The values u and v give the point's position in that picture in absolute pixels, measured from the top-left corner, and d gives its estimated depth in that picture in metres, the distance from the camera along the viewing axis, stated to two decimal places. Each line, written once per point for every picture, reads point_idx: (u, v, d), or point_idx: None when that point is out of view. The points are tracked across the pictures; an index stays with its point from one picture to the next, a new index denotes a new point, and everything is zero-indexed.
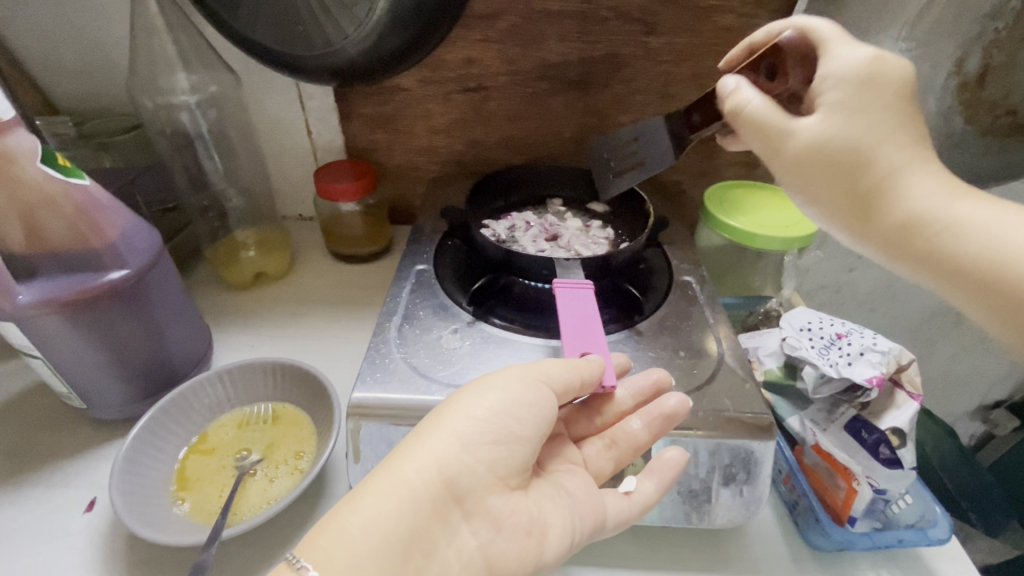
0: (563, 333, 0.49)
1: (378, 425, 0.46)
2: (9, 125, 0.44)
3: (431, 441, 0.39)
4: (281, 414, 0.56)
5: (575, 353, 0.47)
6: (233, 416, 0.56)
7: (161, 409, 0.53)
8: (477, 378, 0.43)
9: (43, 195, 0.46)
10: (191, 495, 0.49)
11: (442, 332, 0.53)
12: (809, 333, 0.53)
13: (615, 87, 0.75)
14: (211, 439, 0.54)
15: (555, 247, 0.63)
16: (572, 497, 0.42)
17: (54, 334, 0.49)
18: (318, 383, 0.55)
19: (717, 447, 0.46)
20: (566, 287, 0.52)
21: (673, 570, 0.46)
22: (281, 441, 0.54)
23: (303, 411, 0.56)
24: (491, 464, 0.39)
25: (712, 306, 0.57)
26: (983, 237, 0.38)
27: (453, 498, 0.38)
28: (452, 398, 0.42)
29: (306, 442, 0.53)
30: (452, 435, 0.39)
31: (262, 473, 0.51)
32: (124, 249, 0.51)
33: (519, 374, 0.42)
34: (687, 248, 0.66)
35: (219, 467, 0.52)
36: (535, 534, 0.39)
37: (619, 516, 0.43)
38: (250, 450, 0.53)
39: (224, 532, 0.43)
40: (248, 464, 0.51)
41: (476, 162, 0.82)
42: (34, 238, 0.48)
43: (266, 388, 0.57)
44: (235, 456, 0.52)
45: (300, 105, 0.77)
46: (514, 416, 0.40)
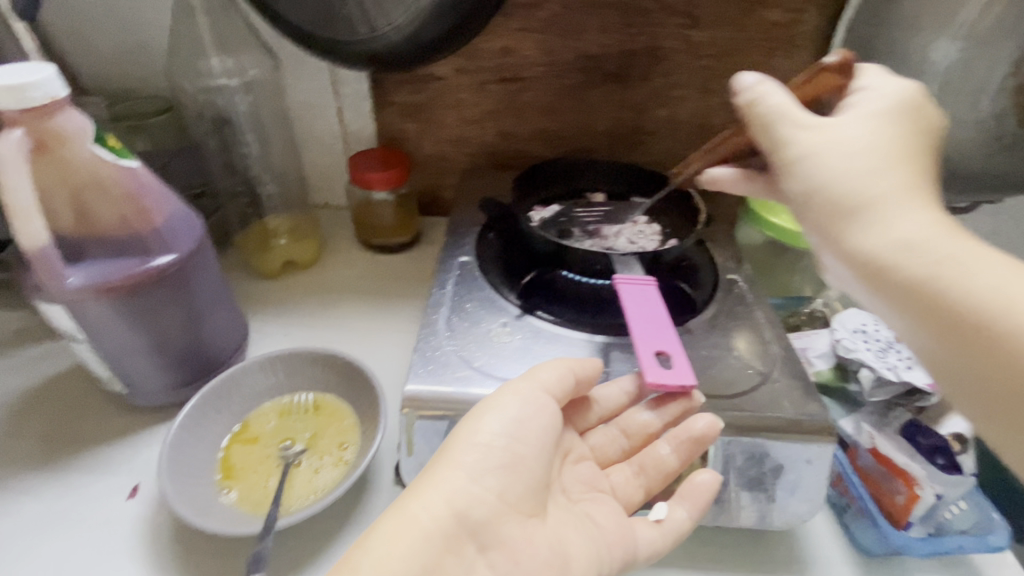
0: (635, 332, 0.45)
1: (432, 420, 0.45)
2: (62, 103, 0.42)
3: (438, 478, 0.39)
4: (323, 405, 0.55)
5: (651, 352, 0.44)
6: (274, 405, 0.55)
7: (206, 395, 0.52)
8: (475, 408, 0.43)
9: (91, 176, 0.45)
10: (238, 485, 0.49)
11: (491, 326, 0.52)
12: (863, 335, 0.52)
13: (655, 81, 0.74)
14: (253, 428, 0.53)
15: (604, 243, 0.59)
16: (596, 528, 0.42)
17: (98, 320, 0.48)
18: (361, 377, 0.54)
19: (732, 443, 0.45)
20: (629, 284, 0.49)
21: (722, 570, 0.46)
22: (323, 431, 0.53)
23: (346, 403, 0.55)
24: (500, 491, 0.39)
25: (761, 305, 0.57)
26: (949, 285, 0.33)
27: (467, 531, 0.38)
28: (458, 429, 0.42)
29: (349, 433, 0.53)
30: (460, 469, 0.39)
31: (307, 464, 0.50)
32: (169, 233, 0.50)
33: (515, 388, 0.42)
34: (729, 245, 0.65)
35: (263, 457, 0.51)
36: (557, 564, 0.39)
37: (650, 547, 0.42)
38: (294, 439, 0.52)
39: (279, 523, 0.43)
40: (291, 455, 0.51)
41: (509, 154, 0.81)
42: (81, 222, 0.46)
43: (306, 378, 0.57)
44: (279, 446, 0.52)
45: (333, 92, 0.76)
46: (513, 438, 0.41)
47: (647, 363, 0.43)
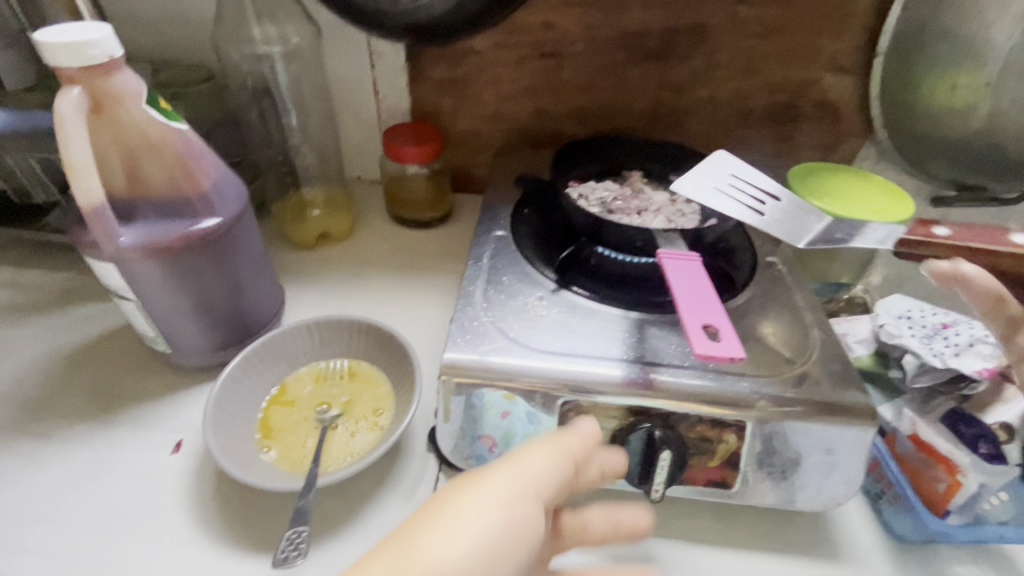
0: (681, 302, 0.45)
1: (471, 386, 0.45)
2: (118, 64, 0.43)
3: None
4: (358, 372, 0.56)
5: (697, 323, 0.43)
6: (310, 370, 0.56)
7: (246, 357, 0.54)
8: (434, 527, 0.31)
9: (143, 137, 0.46)
10: (276, 445, 0.50)
11: (528, 299, 0.52)
12: (908, 321, 0.52)
13: (697, 59, 0.72)
14: (291, 391, 0.54)
15: (644, 218, 0.57)
16: None
17: (147, 281, 0.50)
18: (398, 346, 0.55)
19: (757, 429, 0.44)
20: (672, 258, 0.49)
21: (750, 548, 0.47)
22: (358, 397, 0.54)
23: (381, 371, 0.56)
24: None
25: (801, 288, 0.55)
26: None
27: None
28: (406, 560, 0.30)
29: (385, 400, 0.54)
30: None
31: (343, 427, 0.51)
32: (215, 197, 0.50)
33: (494, 491, 0.33)
34: (769, 229, 0.64)
35: (300, 419, 0.52)
36: None
37: None
38: (330, 404, 0.54)
39: (319, 481, 0.44)
40: (326, 419, 0.52)
41: (543, 132, 0.80)
42: (133, 182, 0.48)
43: (342, 345, 0.57)
44: (316, 409, 0.53)
45: (369, 64, 0.76)
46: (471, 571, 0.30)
47: (693, 334, 0.42)
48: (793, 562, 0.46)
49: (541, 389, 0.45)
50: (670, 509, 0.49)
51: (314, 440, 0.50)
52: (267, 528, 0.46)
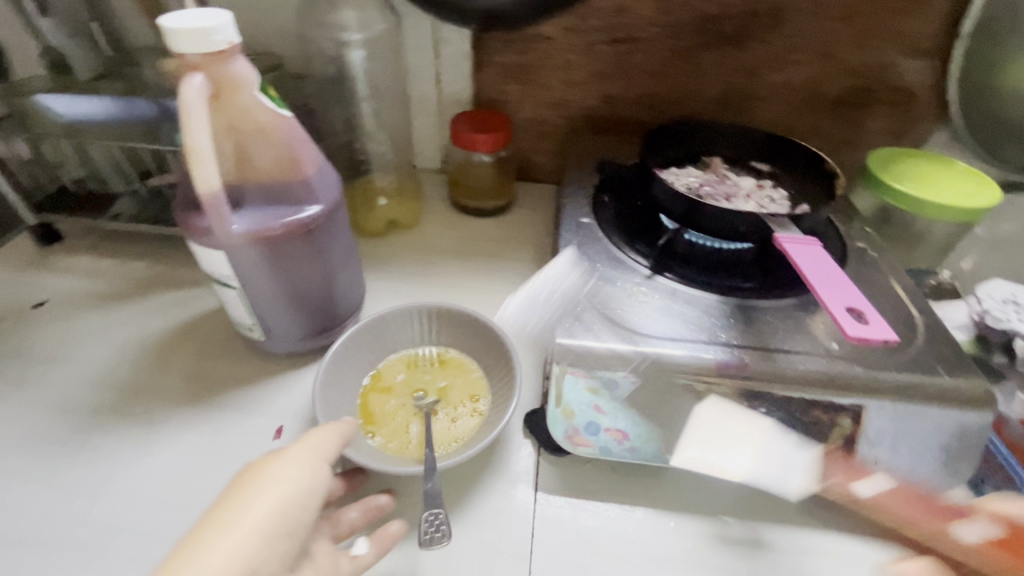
0: (817, 288, 0.45)
1: (586, 370, 0.45)
2: (237, 50, 0.43)
3: (198, 555, 0.33)
4: (449, 360, 0.56)
5: (840, 307, 0.43)
6: (401, 357, 0.57)
7: (345, 340, 0.54)
8: (247, 480, 0.38)
9: (255, 124, 0.46)
10: (381, 431, 0.50)
11: (627, 285, 0.52)
12: (1013, 305, 0.53)
13: (771, 43, 0.71)
14: (386, 378, 0.55)
15: (735, 202, 0.57)
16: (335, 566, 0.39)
17: (251, 268, 0.50)
18: (489, 333, 0.55)
19: (876, 412, 0.44)
20: (790, 243, 0.48)
21: (857, 531, 0.47)
22: (453, 383, 0.54)
23: (472, 359, 0.56)
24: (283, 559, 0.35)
25: (895, 273, 0.55)
26: None
27: None
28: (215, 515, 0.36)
29: (479, 386, 0.54)
30: (212, 554, 0.33)
31: (444, 413, 0.52)
32: (317, 184, 0.51)
33: (300, 457, 0.39)
34: (851, 214, 0.63)
35: (399, 406, 0.53)
36: None
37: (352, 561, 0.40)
38: (425, 390, 0.54)
39: (439, 465, 0.45)
40: (426, 405, 0.52)
41: (609, 118, 0.80)
42: (241, 170, 0.48)
43: (431, 332, 0.58)
44: (413, 396, 0.53)
45: (434, 51, 0.75)
46: (285, 516, 0.36)
47: (840, 318, 0.42)
48: (903, 545, 0.46)
49: (655, 374, 0.45)
50: (770, 493, 0.50)
51: (420, 424, 0.51)
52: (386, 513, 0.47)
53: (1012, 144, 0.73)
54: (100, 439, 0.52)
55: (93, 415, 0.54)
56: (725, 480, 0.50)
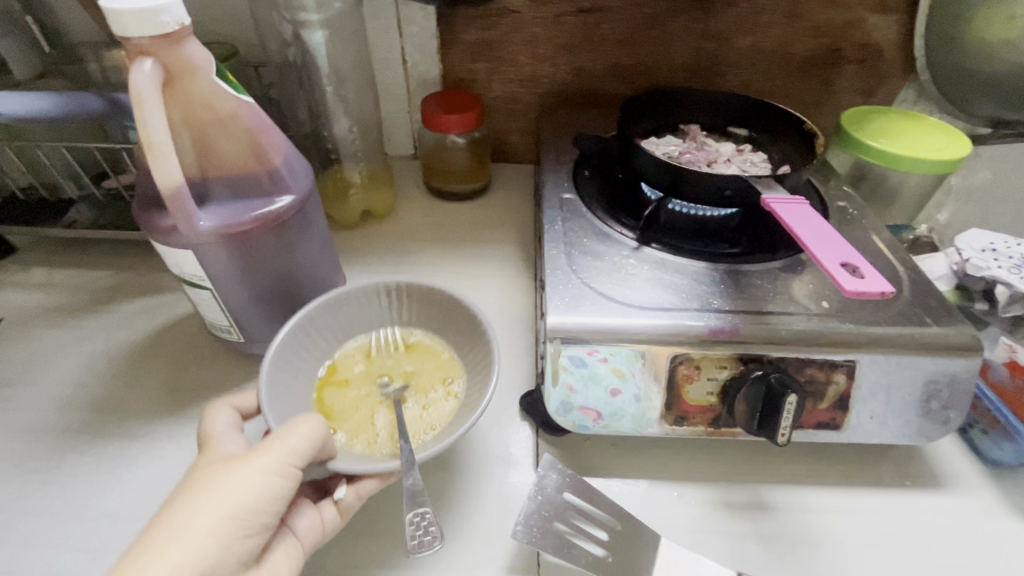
0: (811, 245, 0.44)
1: (581, 347, 0.45)
2: (189, 32, 0.40)
3: (152, 552, 0.32)
4: (412, 343, 0.54)
5: (835, 263, 0.43)
6: (359, 346, 0.54)
7: (295, 328, 0.50)
8: (217, 475, 0.36)
9: (214, 112, 0.43)
10: (345, 426, 0.48)
11: (615, 258, 0.51)
12: (993, 253, 0.53)
13: (740, 7, 0.71)
14: (344, 369, 0.53)
15: (717, 168, 0.57)
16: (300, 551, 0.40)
17: (222, 266, 0.47)
18: (454, 307, 0.53)
19: (872, 369, 0.44)
20: (780, 203, 0.48)
21: (854, 485, 0.48)
22: (418, 369, 0.52)
23: (436, 339, 0.54)
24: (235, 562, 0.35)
25: (876, 230, 0.56)
26: None
27: None
28: (177, 505, 0.35)
29: (447, 368, 0.52)
30: (161, 552, 0.32)
31: (413, 401, 0.50)
32: (287, 173, 0.48)
33: (276, 458, 0.37)
34: (828, 175, 0.64)
35: (361, 396, 0.50)
36: None
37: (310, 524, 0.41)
38: (389, 378, 0.52)
39: (417, 456, 0.42)
40: (391, 392, 0.50)
41: (582, 93, 0.78)
42: (205, 163, 0.45)
43: (388, 315, 0.55)
44: (375, 386, 0.51)
45: (398, 32, 0.73)
46: (246, 516, 0.35)
47: (837, 273, 0.42)
48: (898, 495, 0.47)
49: (651, 344, 0.44)
50: (770, 455, 0.50)
51: (386, 413, 0.49)
52: (386, 519, 0.46)
53: (981, 97, 0.74)
54: (76, 456, 0.50)
55: (67, 433, 0.51)
56: (723, 447, 0.51)
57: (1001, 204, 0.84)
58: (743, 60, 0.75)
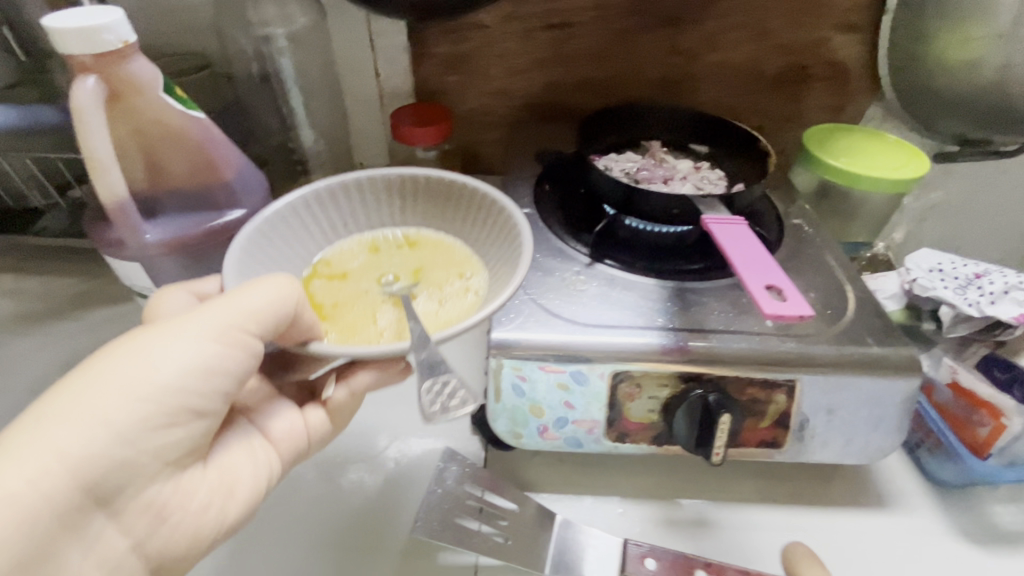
0: (740, 267, 0.46)
1: (521, 363, 0.45)
2: (134, 50, 0.41)
3: (74, 400, 0.31)
4: (419, 240, 0.50)
5: (760, 285, 0.44)
6: (363, 241, 0.49)
7: (276, 218, 0.46)
8: (156, 330, 0.34)
9: (162, 126, 0.44)
10: (343, 322, 0.43)
11: (565, 275, 0.52)
12: (940, 274, 0.53)
13: (707, 25, 0.72)
14: (343, 266, 0.48)
15: (672, 187, 0.57)
16: (264, 447, 0.42)
17: (172, 280, 0.48)
18: (467, 202, 0.49)
19: (809, 390, 0.44)
20: (719, 224, 0.49)
21: (798, 504, 0.48)
22: (429, 265, 0.47)
23: (446, 235, 0.50)
24: (159, 451, 0.34)
25: (830, 248, 0.56)
26: None
27: (99, 497, 0.32)
28: (111, 347, 0.34)
29: (463, 265, 0.47)
30: (84, 399, 0.31)
31: (426, 295, 0.44)
32: (239, 186, 0.48)
33: (208, 324, 0.35)
34: (789, 192, 0.64)
35: (362, 291, 0.45)
36: (224, 492, 0.38)
37: (285, 433, 0.43)
38: (396, 276, 0.46)
39: (434, 337, 0.37)
40: (397, 287, 0.45)
41: (555, 107, 0.78)
42: (154, 176, 0.46)
43: (395, 211, 0.51)
44: (377, 283, 0.46)
45: (370, 45, 0.72)
46: (171, 391, 0.33)
47: (759, 297, 0.43)
48: (841, 514, 0.47)
49: (590, 362, 0.44)
50: (716, 471, 0.50)
51: (392, 307, 0.43)
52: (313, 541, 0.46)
53: (945, 117, 0.72)
54: None
55: None
56: (671, 463, 0.51)
57: (964, 219, 0.85)
58: (712, 77, 0.75)
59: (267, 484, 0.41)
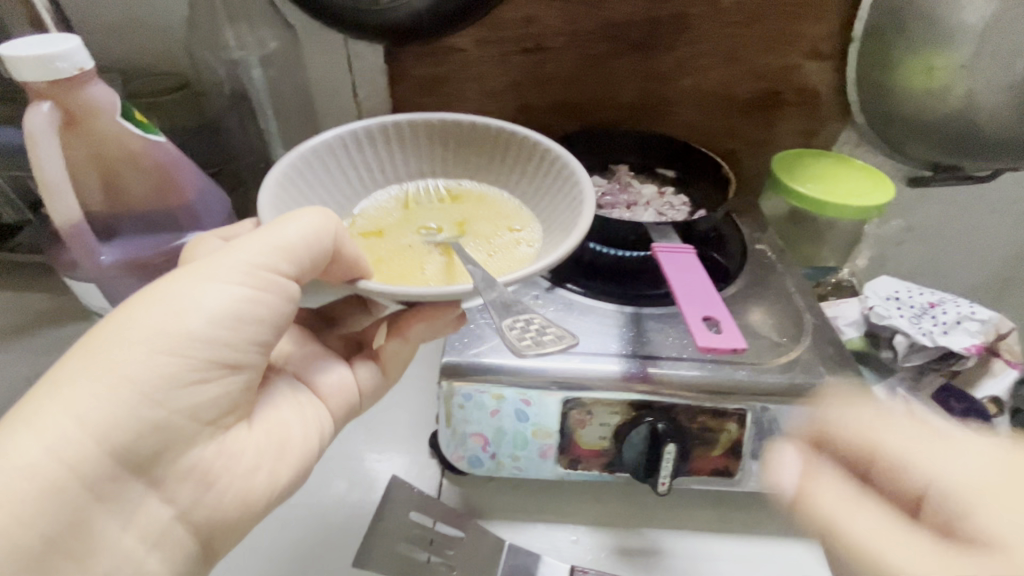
0: (681, 298, 0.47)
1: (471, 387, 0.45)
2: (90, 77, 0.41)
3: (101, 358, 0.31)
4: (461, 193, 0.49)
5: (698, 317, 0.45)
6: (399, 196, 0.48)
7: (309, 163, 0.44)
8: (181, 280, 0.34)
9: (120, 151, 0.45)
10: (389, 268, 0.41)
11: (524, 298, 0.51)
12: (897, 302, 0.53)
13: (680, 50, 0.72)
14: (382, 220, 0.46)
15: (635, 214, 0.58)
16: (309, 403, 0.43)
17: (130, 301, 0.48)
18: (505, 152, 0.48)
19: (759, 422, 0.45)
20: (667, 252, 0.50)
21: (754, 532, 0.48)
22: (472, 217, 0.46)
23: (489, 188, 0.49)
24: (194, 408, 0.33)
25: (792, 275, 0.56)
26: None
27: (135, 464, 0.31)
28: (137, 303, 0.33)
29: (510, 219, 0.46)
30: (112, 356, 0.30)
31: (475, 247, 0.43)
32: (199, 209, 0.49)
33: (236, 267, 0.34)
34: (757, 216, 0.64)
35: (407, 242, 0.43)
36: (274, 453, 0.38)
37: (339, 385, 0.46)
38: (438, 229, 0.45)
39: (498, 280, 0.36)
40: (442, 236, 0.44)
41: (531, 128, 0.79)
42: (113, 199, 0.47)
43: (431, 164, 0.49)
44: (419, 234, 0.44)
45: (347, 66, 0.72)
46: (205, 341, 0.32)
47: (695, 330, 0.44)
48: (796, 543, 0.47)
49: (546, 389, 0.44)
50: (674, 497, 0.50)
51: (440, 251, 0.42)
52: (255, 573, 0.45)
53: (912, 141, 0.72)
54: None
55: None
56: (630, 489, 0.51)
57: (938, 242, 0.86)
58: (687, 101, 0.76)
59: (316, 440, 0.41)
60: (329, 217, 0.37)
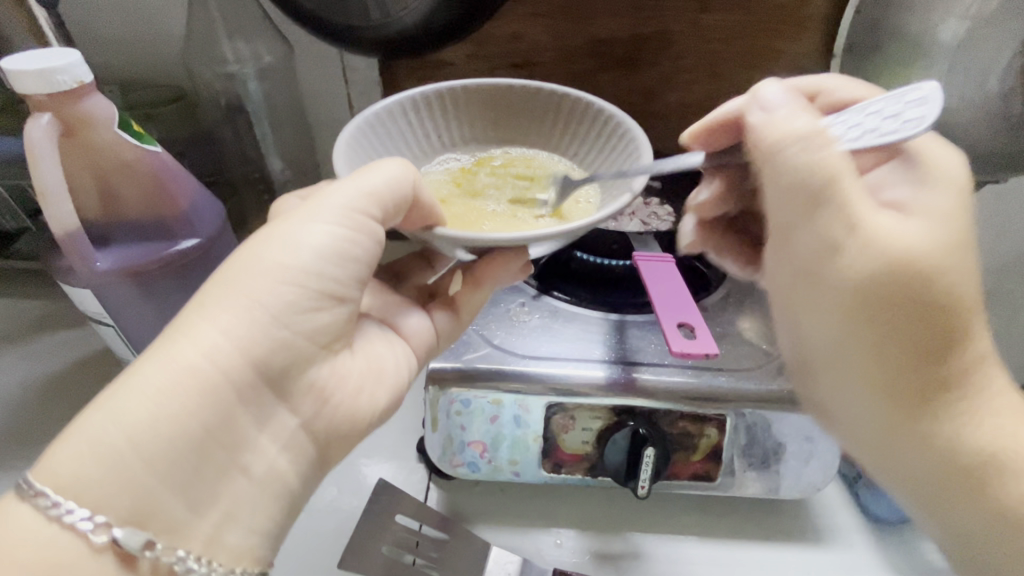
0: (658, 303, 0.47)
1: (458, 392, 0.46)
2: (89, 89, 0.43)
3: (221, 292, 0.32)
4: (512, 159, 0.49)
5: (672, 323, 0.46)
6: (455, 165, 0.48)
7: (370, 125, 0.44)
8: (283, 222, 0.35)
9: (117, 160, 0.46)
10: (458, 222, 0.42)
11: (510, 306, 0.53)
12: None
13: (665, 65, 0.74)
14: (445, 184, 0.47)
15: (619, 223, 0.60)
16: (399, 342, 0.44)
17: (123, 306, 0.49)
18: (558, 115, 0.49)
19: (738, 428, 0.46)
20: (648, 261, 0.52)
21: (737, 538, 0.48)
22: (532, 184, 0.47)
23: (539, 153, 0.50)
24: (311, 333, 0.35)
25: None
26: None
27: (265, 381, 0.33)
28: (246, 247, 0.34)
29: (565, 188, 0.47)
30: (231, 290, 0.32)
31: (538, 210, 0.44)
32: (193, 216, 0.50)
33: (335, 207, 0.35)
34: None
35: (471, 205, 0.45)
36: (370, 383, 0.40)
37: (420, 328, 0.46)
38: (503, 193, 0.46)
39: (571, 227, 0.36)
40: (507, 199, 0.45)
41: None
42: (108, 207, 0.48)
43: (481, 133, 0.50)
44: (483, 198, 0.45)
45: (343, 80, 0.75)
46: (319, 273, 0.34)
47: (669, 334, 0.45)
48: (778, 548, 0.48)
49: (527, 394, 0.46)
50: (658, 503, 0.51)
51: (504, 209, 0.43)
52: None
53: None
54: None
55: None
56: (614, 495, 0.51)
57: None
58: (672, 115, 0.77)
59: (406, 374, 0.43)
60: (409, 167, 0.38)
